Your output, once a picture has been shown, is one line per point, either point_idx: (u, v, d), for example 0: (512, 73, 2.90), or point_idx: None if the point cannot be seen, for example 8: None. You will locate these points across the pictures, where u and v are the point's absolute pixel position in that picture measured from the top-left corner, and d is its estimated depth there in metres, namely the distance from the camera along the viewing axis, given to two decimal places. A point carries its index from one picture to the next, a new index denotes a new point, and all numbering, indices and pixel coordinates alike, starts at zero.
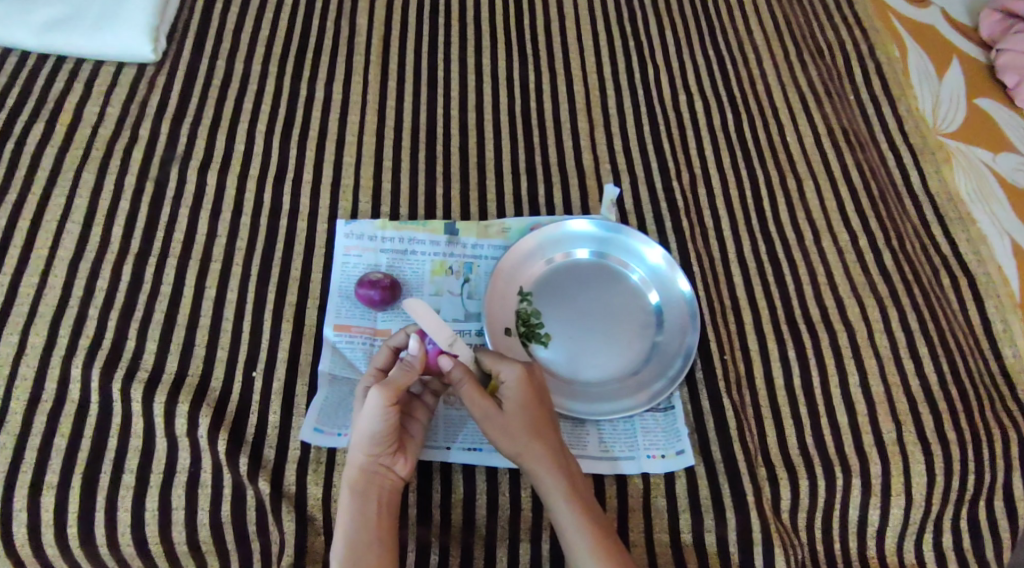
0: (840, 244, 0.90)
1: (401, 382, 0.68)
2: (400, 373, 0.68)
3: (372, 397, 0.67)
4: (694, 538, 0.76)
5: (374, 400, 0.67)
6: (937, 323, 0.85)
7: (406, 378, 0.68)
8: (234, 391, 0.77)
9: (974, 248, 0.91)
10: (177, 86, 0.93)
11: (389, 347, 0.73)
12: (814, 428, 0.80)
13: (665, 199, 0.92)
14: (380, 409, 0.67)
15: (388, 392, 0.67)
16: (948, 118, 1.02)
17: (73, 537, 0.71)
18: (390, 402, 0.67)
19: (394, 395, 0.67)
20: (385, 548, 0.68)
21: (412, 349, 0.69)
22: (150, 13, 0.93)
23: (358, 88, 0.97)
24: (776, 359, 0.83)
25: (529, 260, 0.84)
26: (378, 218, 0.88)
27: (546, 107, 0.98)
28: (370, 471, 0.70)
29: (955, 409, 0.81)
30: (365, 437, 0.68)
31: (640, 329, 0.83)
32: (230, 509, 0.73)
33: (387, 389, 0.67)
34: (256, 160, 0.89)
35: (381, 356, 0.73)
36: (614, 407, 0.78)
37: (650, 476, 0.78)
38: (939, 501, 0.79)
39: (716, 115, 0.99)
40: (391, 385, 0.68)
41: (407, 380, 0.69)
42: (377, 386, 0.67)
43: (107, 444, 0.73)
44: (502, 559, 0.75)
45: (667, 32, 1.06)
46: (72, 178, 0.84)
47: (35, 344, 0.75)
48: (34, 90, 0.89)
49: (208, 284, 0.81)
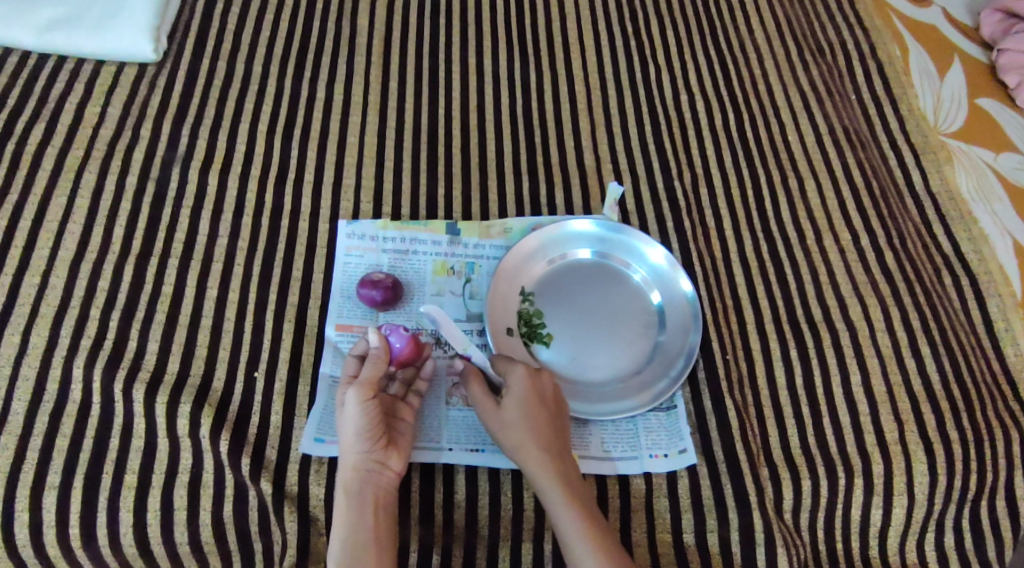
0: (842, 244, 0.90)
1: (375, 375, 0.71)
2: (369, 369, 0.72)
3: (349, 397, 0.70)
4: (696, 538, 0.76)
5: (352, 400, 0.70)
6: (939, 322, 0.85)
7: (377, 369, 0.72)
8: (237, 391, 0.76)
9: (976, 247, 0.91)
10: (178, 86, 0.93)
11: (354, 356, 0.74)
12: (816, 428, 0.80)
13: (666, 199, 0.92)
14: (359, 404, 0.70)
15: (364, 388, 0.70)
16: (950, 118, 1.02)
17: (76, 537, 0.71)
18: (368, 396, 0.70)
19: (371, 389, 0.71)
20: (383, 548, 0.68)
21: (374, 342, 0.73)
22: (151, 13, 0.93)
23: (359, 87, 0.97)
24: (778, 358, 0.83)
25: (531, 260, 0.84)
26: (380, 217, 0.88)
27: (547, 107, 0.98)
28: (364, 469, 0.70)
29: (957, 408, 0.81)
30: (352, 433, 0.70)
31: (642, 329, 0.83)
32: (232, 509, 0.73)
33: (363, 386, 0.70)
34: (257, 160, 0.89)
35: (351, 365, 0.74)
36: (617, 407, 0.78)
37: (652, 476, 0.78)
38: (942, 500, 0.79)
39: (717, 114, 0.99)
40: (367, 381, 0.71)
41: (379, 373, 0.72)
42: (351, 386, 0.70)
43: (109, 444, 0.72)
44: (504, 559, 0.75)
45: (669, 32, 1.06)
46: (73, 179, 0.84)
47: (37, 344, 0.75)
48: (35, 90, 0.89)
49: (210, 284, 0.81)
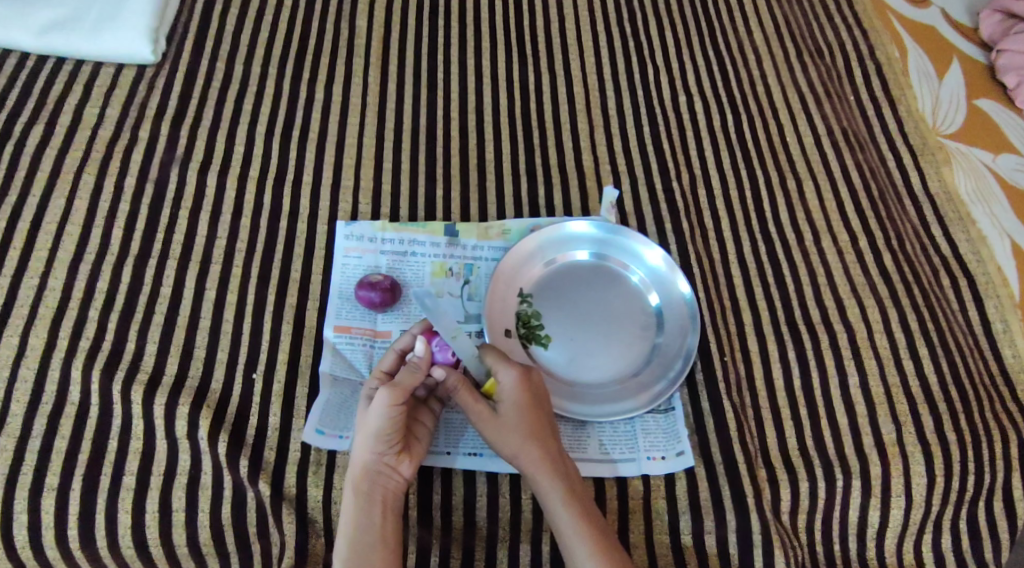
0: (840, 244, 0.90)
1: (409, 382, 0.70)
2: (406, 375, 0.70)
3: (379, 396, 0.68)
4: (694, 540, 0.76)
5: (381, 400, 0.68)
6: (937, 324, 0.85)
7: (412, 380, 0.70)
8: (235, 392, 0.77)
9: (974, 249, 0.91)
10: (177, 87, 0.93)
11: (394, 351, 0.74)
12: (813, 428, 0.80)
13: (665, 200, 0.91)
14: (387, 407, 0.68)
15: (395, 392, 0.68)
16: (948, 119, 1.01)
17: (73, 538, 0.71)
18: (397, 402, 0.68)
19: (401, 395, 0.68)
20: (388, 550, 0.68)
21: (419, 350, 0.72)
22: (150, 13, 0.93)
23: (358, 89, 0.97)
24: (776, 360, 0.83)
25: (529, 261, 0.84)
26: (378, 219, 0.88)
27: (546, 108, 0.98)
28: (375, 471, 0.69)
29: (955, 409, 0.81)
30: (371, 435, 0.69)
31: (641, 329, 0.83)
32: (231, 511, 0.73)
33: (394, 389, 0.68)
34: (256, 161, 0.89)
35: (387, 360, 0.74)
36: (614, 408, 0.79)
37: (650, 477, 0.78)
38: (939, 502, 0.79)
39: (716, 116, 0.99)
40: (399, 385, 0.69)
41: (413, 381, 0.70)
42: (384, 386, 0.68)
43: (107, 446, 0.73)
44: (502, 560, 0.75)
45: (667, 33, 1.06)
46: (72, 180, 0.84)
47: (35, 346, 0.75)
48: (34, 91, 0.89)
49: (208, 285, 0.81)
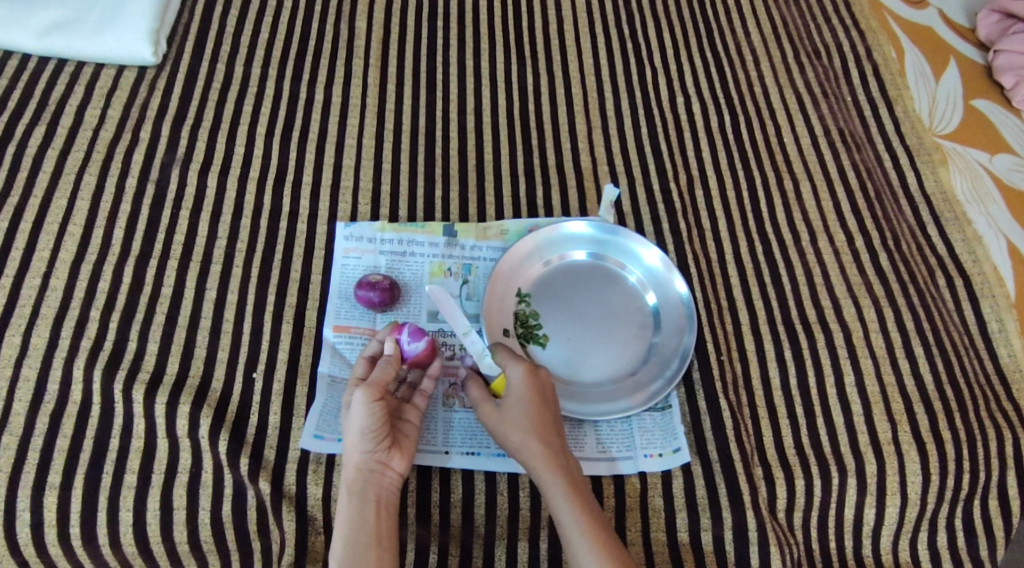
0: (836, 244, 0.91)
1: (382, 378, 0.72)
2: (380, 372, 0.72)
3: (357, 397, 0.70)
4: (691, 537, 0.77)
5: (359, 400, 0.70)
6: (933, 324, 0.86)
7: (385, 375, 0.72)
8: (235, 391, 0.77)
9: (970, 248, 0.91)
10: (178, 88, 0.93)
11: (366, 358, 0.75)
12: (809, 427, 0.80)
13: (662, 200, 0.92)
14: (367, 405, 0.69)
15: (372, 389, 0.70)
16: (945, 120, 1.01)
17: (76, 536, 0.72)
18: (376, 398, 0.70)
19: (378, 391, 0.70)
20: (384, 549, 0.68)
21: (388, 348, 0.75)
22: (151, 15, 0.93)
23: (357, 90, 0.97)
24: (773, 360, 0.83)
25: (527, 261, 0.85)
26: (377, 219, 0.88)
27: (544, 109, 0.99)
28: (367, 469, 0.70)
29: (950, 409, 0.81)
30: (357, 433, 0.70)
31: (638, 329, 0.83)
32: (231, 508, 0.74)
33: (370, 387, 0.70)
34: (255, 162, 0.90)
35: (361, 367, 0.75)
36: (612, 407, 0.79)
37: (647, 476, 0.78)
38: (934, 501, 0.79)
39: (713, 116, 0.99)
40: (375, 383, 0.71)
41: (387, 377, 0.72)
42: (360, 386, 0.70)
43: (109, 444, 0.73)
44: (500, 558, 0.76)
45: (665, 33, 1.07)
46: (74, 180, 0.85)
47: (37, 346, 0.76)
48: (36, 92, 0.90)
49: (209, 285, 0.82)
